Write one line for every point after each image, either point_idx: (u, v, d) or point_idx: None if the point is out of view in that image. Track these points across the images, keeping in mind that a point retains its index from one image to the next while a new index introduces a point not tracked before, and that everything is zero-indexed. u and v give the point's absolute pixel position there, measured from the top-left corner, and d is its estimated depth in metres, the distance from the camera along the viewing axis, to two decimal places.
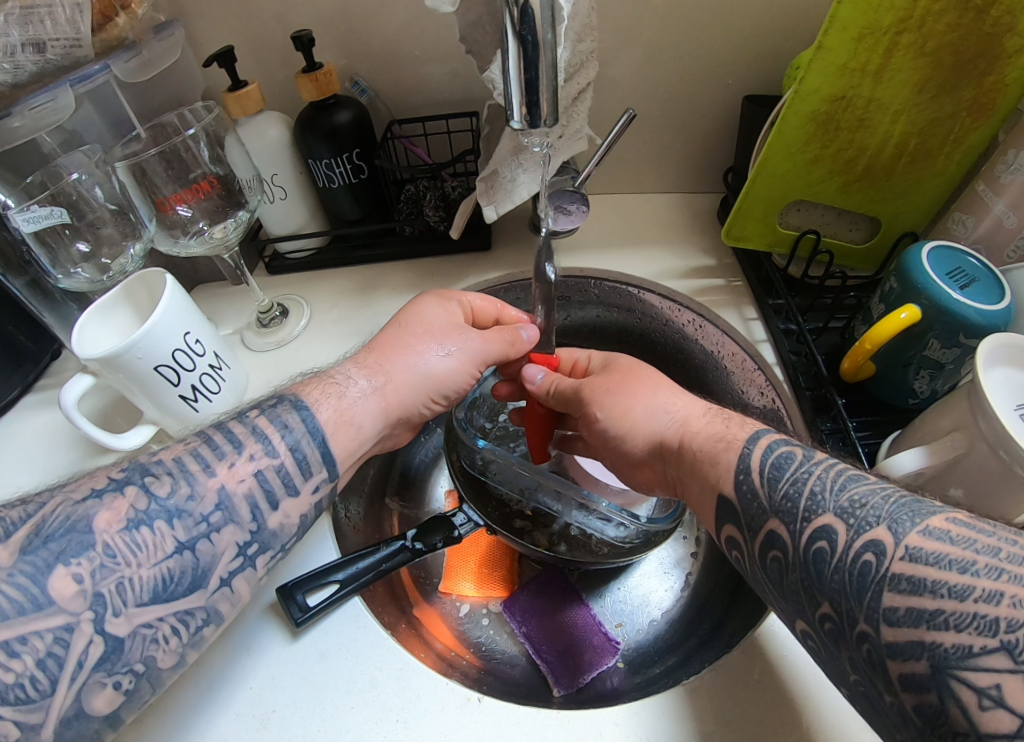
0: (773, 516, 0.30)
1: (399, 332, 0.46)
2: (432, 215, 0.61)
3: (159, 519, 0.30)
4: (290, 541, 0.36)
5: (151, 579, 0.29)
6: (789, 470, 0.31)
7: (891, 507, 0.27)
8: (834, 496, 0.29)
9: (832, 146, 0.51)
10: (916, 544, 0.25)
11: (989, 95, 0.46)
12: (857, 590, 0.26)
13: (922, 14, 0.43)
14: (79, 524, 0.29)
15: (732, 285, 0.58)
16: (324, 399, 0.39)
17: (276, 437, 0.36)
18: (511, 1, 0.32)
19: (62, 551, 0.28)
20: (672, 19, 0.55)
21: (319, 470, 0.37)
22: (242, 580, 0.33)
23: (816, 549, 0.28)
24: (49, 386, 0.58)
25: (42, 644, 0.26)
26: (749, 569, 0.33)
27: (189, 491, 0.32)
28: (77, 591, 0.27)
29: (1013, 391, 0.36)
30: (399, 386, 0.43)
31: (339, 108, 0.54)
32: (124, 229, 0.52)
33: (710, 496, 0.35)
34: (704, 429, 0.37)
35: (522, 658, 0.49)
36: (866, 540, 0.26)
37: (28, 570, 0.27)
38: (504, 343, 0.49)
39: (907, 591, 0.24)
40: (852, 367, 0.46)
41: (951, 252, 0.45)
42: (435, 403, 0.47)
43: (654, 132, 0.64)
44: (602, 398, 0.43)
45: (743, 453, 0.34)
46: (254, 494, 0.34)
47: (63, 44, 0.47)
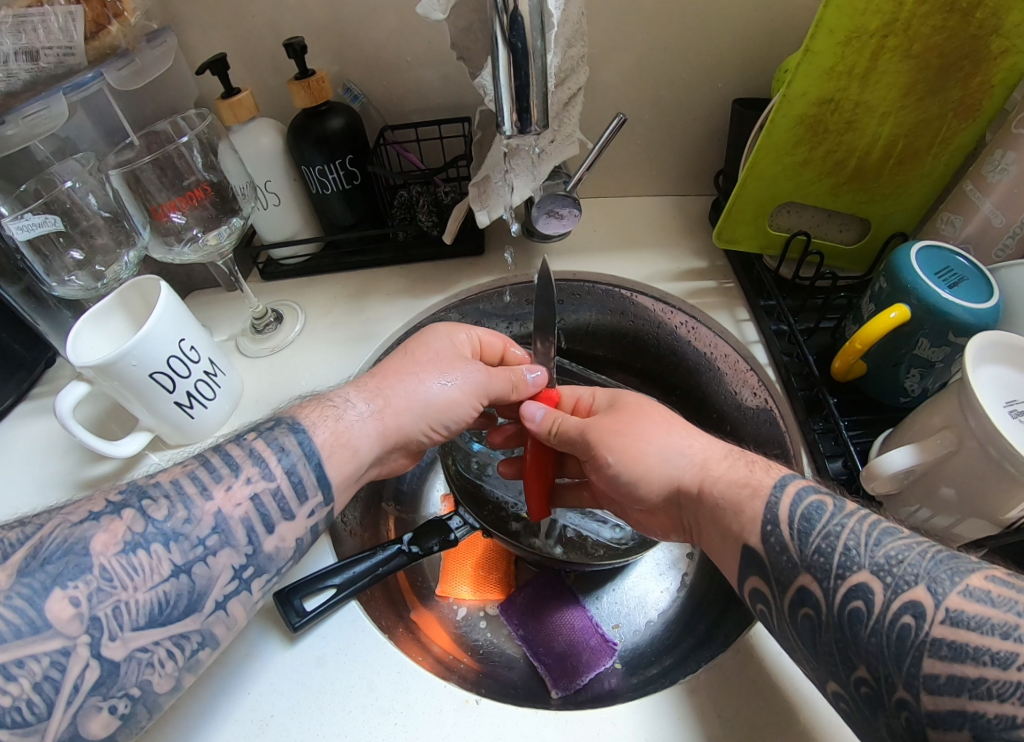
0: (804, 572, 0.30)
1: (421, 352, 0.48)
2: (425, 220, 0.61)
3: (156, 542, 0.31)
4: (287, 565, 0.37)
5: (147, 602, 0.30)
6: (819, 523, 0.31)
7: (928, 565, 0.28)
8: (869, 552, 0.29)
9: (820, 148, 0.52)
10: (957, 607, 0.26)
11: (975, 96, 0.47)
12: (896, 654, 0.26)
13: (907, 17, 0.43)
14: (76, 546, 0.29)
15: (724, 286, 0.59)
16: (321, 421, 0.40)
17: (273, 460, 0.36)
18: (500, 8, 0.32)
19: (60, 573, 0.28)
20: (661, 24, 0.56)
21: (315, 494, 0.37)
22: (238, 603, 0.34)
23: (850, 609, 0.28)
24: (44, 394, 0.58)
25: (38, 667, 0.26)
26: (775, 623, 0.33)
27: (186, 515, 0.32)
28: (74, 614, 0.28)
29: (1001, 388, 0.36)
30: (401, 410, 0.44)
31: (332, 114, 0.54)
32: (118, 237, 0.53)
33: (734, 548, 0.35)
34: (724, 473, 0.37)
35: (520, 661, 0.49)
36: (904, 601, 0.27)
37: (25, 593, 0.27)
38: (509, 381, 0.49)
39: (948, 657, 0.25)
40: (843, 366, 0.47)
41: (939, 252, 0.46)
42: (436, 431, 0.47)
43: (645, 135, 0.65)
44: (611, 442, 0.42)
45: (769, 503, 0.33)
46: (251, 517, 0.34)
47: (56, 52, 0.48)
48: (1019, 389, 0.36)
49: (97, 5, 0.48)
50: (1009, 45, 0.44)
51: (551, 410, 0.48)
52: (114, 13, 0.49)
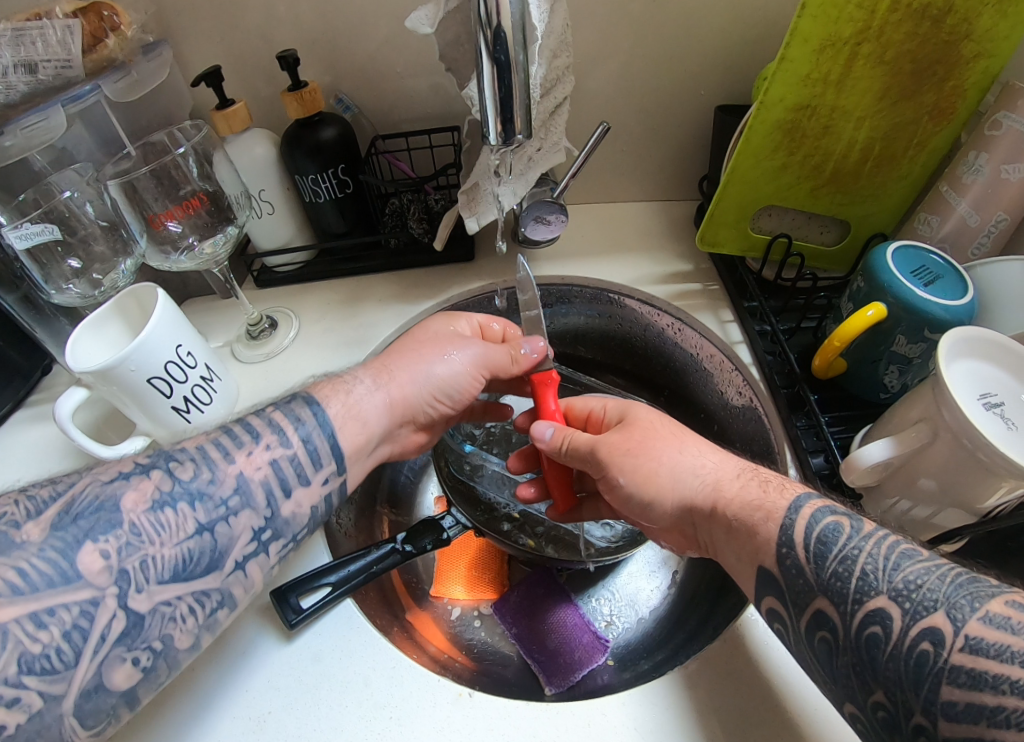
0: (821, 595, 0.29)
1: (420, 336, 0.49)
2: (415, 227, 0.62)
3: (182, 500, 0.32)
4: (301, 531, 0.38)
5: (173, 557, 0.31)
6: (836, 546, 0.30)
7: (948, 589, 0.26)
8: (887, 576, 0.28)
9: (799, 153, 0.53)
10: (976, 633, 0.24)
11: (949, 99, 0.49)
12: (914, 681, 0.25)
13: (879, 26, 0.45)
14: (107, 503, 0.30)
15: (709, 288, 0.60)
16: (334, 396, 0.41)
17: (291, 429, 0.37)
18: (484, 24, 0.34)
19: (91, 528, 0.29)
20: (645, 34, 0.57)
21: (329, 462, 0.38)
22: (255, 565, 0.35)
23: (867, 633, 0.27)
24: (41, 401, 0.59)
25: (68, 616, 0.27)
26: (794, 644, 0.32)
27: (210, 475, 0.33)
28: (104, 567, 0.28)
29: (974, 380, 0.37)
30: (404, 383, 0.45)
31: (324, 125, 0.56)
32: (115, 246, 0.54)
33: (750, 570, 0.33)
34: (737, 494, 0.35)
35: (515, 658, 0.50)
36: (922, 627, 0.25)
37: (59, 544, 0.28)
38: (509, 352, 0.50)
39: (966, 685, 0.23)
40: (823, 362, 0.48)
41: (915, 252, 0.47)
42: (440, 401, 0.48)
43: (630, 142, 0.66)
44: (621, 462, 0.39)
45: (783, 526, 0.32)
46: (270, 481, 0.35)
47: (54, 65, 0.49)
48: (992, 381, 0.37)
49: (94, 19, 0.50)
50: (979, 50, 0.46)
51: (562, 427, 0.46)
52: (111, 27, 0.51)
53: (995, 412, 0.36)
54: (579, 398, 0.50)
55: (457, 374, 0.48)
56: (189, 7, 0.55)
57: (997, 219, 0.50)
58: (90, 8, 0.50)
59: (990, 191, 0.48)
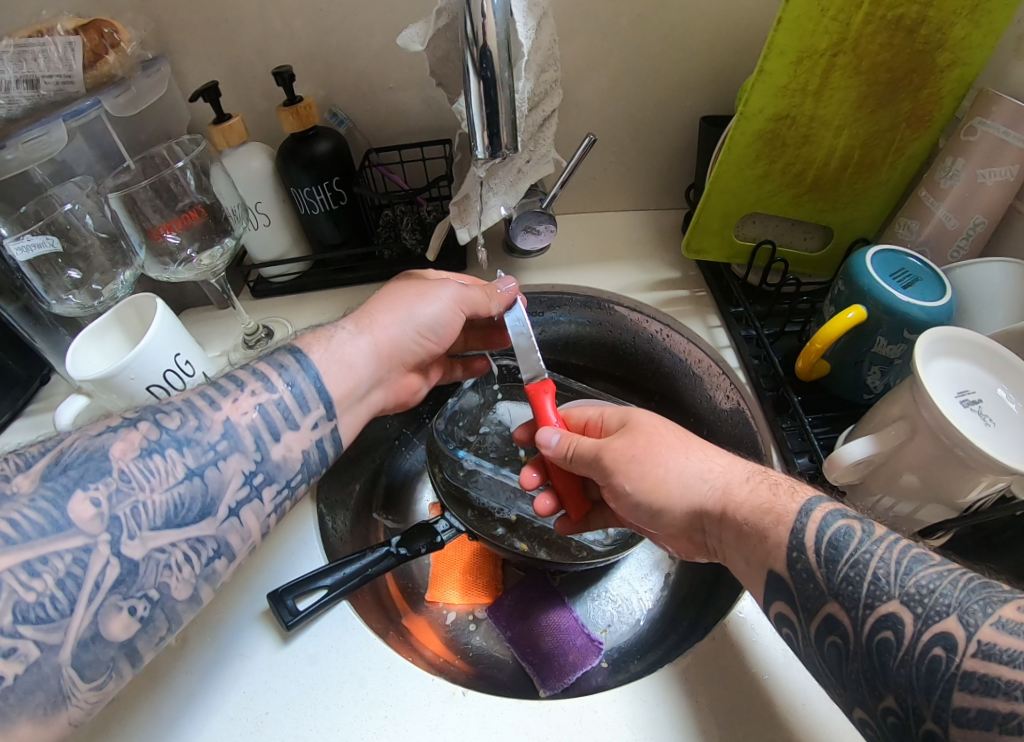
0: (832, 599, 0.28)
1: (403, 284, 0.50)
2: (409, 237, 0.64)
3: (170, 447, 0.33)
4: (295, 478, 0.38)
5: (163, 504, 0.32)
6: (847, 550, 0.29)
7: (961, 594, 0.26)
8: (899, 580, 0.27)
9: (779, 161, 0.54)
10: (990, 639, 0.23)
11: (925, 107, 0.50)
12: (925, 687, 0.24)
13: (853, 38, 0.46)
14: (96, 453, 0.31)
15: (697, 295, 0.62)
16: (315, 344, 0.42)
17: (276, 375, 0.39)
18: (471, 42, 0.35)
19: (81, 477, 0.30)
20: (630, 49, 0.59)
21: (317, 405, 0.39)
22: (250, 512, 0.36)
23: (879, 639, 0.26)
24: (40, 410, 0.60)
25: (62, 564, 0.28)
26: (802, 650, 0.31)
27: (198, 423, 0.35)
28: (95, 514, 0.29)
29: (952, 380, 0.38)
30: (387, 328, 0.46)
31: (319, 138, 0.57)
32: (114, 258, 0.55)
33: (758, 575, 0.33)
34: (748, 499, 0.34)
35: (509, 661, 0.51)
36: (934, 632, 0.25)
37: (49, 494, 0.29)
38: (484, 288, 0.51)
39: (978, 691, 0.23)
40: (806, 366, 0.49)
41: (893, 254, 0.49)
42: (428, 341, 0.49)
43: (618, 154, 0.68)
44: (628, 469, 0.40)
45: (795, 530, 0.31)
46: (258, 425, 0.36)
47: (55, 80, 0.50)
48: (969, 379, 0.39)
49: (95, 36, 0.51)
50: (954, 58, 0.47)
51: (567, 433, 0.46)
52: (111, 43, 0.52)
53: (971, 409, 0.37)
54: (578, 406, 0.51)
55: (442, 317, 0.49)
56: (187, 23, 0.56)
57: (975, 222, 0.51)
58: (91, 25, 0.51)
59: (968, 195, 0.50)
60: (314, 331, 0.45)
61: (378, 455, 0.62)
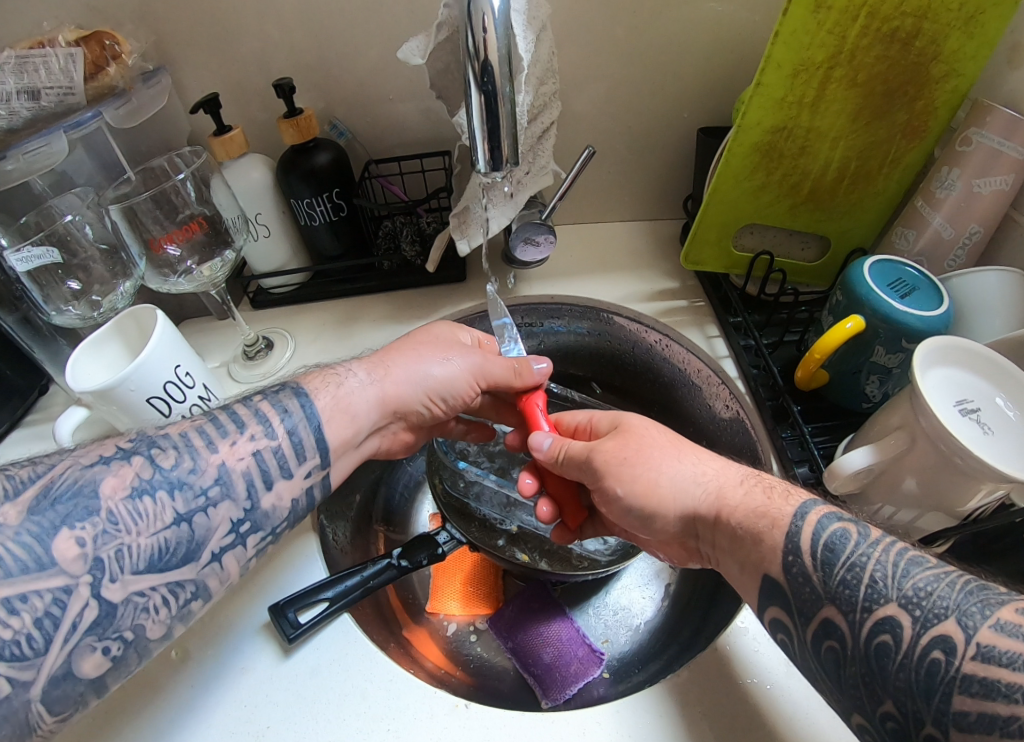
0: (829, 604, 0.28)
1: (423, 333, 0.51)
2: (409, 250, 0.64)
3: (161, 488, 0.32)
4: (281, 525, 0.38)
5: (148, 547, 0.31)
6: (844, 553, 0.29)
7: (959, 596, 0.26)
8: (897, 584, 0.27)
9: (777, 173, 0.55)
10: (989, 641, 0.23)
11: (920, 118, 0.51)
12: (925, 691, 0.24)
13: (849, 51, 0.47)
14: (86, 488, 0.31)
15: (695, 305, 0.62)
16: (324, 388, 0.42)
17: (276, 421, 0.38)
18: (472, 56, 0.36)
19: (68, 514, 0.30)
20: (628, 61, 0.59)
21: (313, 456, 0.39)
22: (233, 558, 0.35)
23: (877, 642, 0.26)
24: (38, 421, 0.59)
25: (40, 603, 0.28)
26: (798, 655, 0.31)
27: (192, 465, 0.34)
28: (79, 554, 0.29)
29: (950, 388, 0.39)
30: (400, 382, 0.47)
31: (319, 150, 0.57)
32: (114, 269, 0.55)
33: (754, 578, 0.33)
34: (742, 503, 0.34)
35: (510, 671, 0.51)
36: (934, 635, 0.25)
37: (34, 530, 0.29)
38: (509, 366, 0.51)
39: (980, 695, 0.23)
40: (806, 375, 0.49)
41: (890, 264, 0.49)
42: (434, 403, 0.50)
43: (616, 165, 0.68)
44: (619, 473, 0.40)
45: (790, 531, 0.31)
46: (251, 472, 0.36)
47: (57, 92, 0.50)
48: (966, 387, 0.39)
49: (96, 48, 0.51)
50: (948, 70, 0.48)
51: (559, 438, 0.47)
52: (112, 55, 0.52)
53: (970, 417, 0.37)
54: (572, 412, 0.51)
55: (451, 380, 0.49)
56: (188, 36, 0.57)
57: (971, 231, 0.51)
58: (92, 38, 0.51)
59: (964, 205, 0.50)
60: (322, 370, 0.45)
61: (378, 466, 0.62)
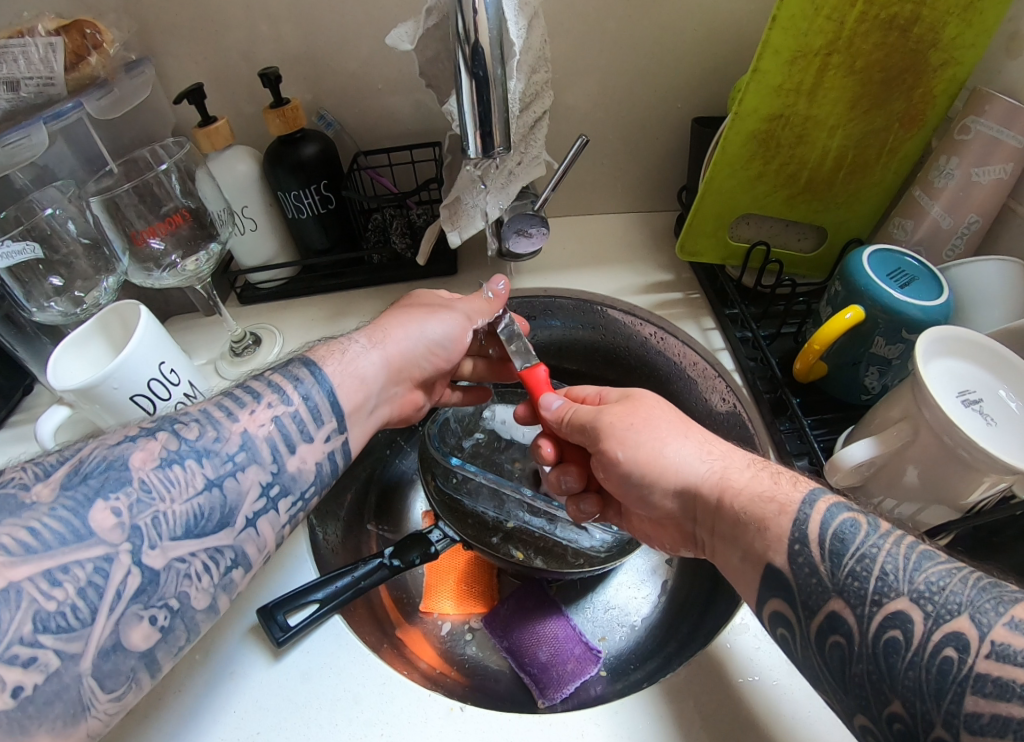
0: (836, 596, 0.27)
1: (410, 300, 0.51)
2: (398, 242, 0.63)
3: (189, 457, 0.32)
4: (310, 490, 0.37)
5: (183, 514, 0.31)
6: (853, 544, 0.28)
7: (971, 592, 0.25)
8: (908, 577, 0.26)
9: (773, 163, 0.54)
10: (1004, 639, 0.23)
11: (918, 108, 0.50)
12: (935, 691, 0.23)
13: (847, 37, 0.46)
14: (115, 462, 0.30)
15: (690, 297, 0.62)
16: (330, 357, 0.42)
17: (291, 388, 0.38)
18: (463, 39, 0.35)
19: (101, 486, 0.29)
20: (622, 50, 0.58)
21: (330, 419, 0.39)
22: (267, 522, 0.35)
23: (886, 638, 0.25)
24: (22, 421, 0.58)
25: (82, 573, 0.27)
26: (798, 652, 0.30)
27: (215, 434, 0.34)
28: (116, 523, 0.28)
29: (952, 379, 0.38)
30: (399, 342, 0.47)
31: (306, 141, 0.56)
32: (96, 264, 0.53)
33: (757, 569, 0.32)
34: (748, 486, 0.34)
35: (506, 672, 0.50)
36: (946, 632, 0.24)
37: (69, 503, 0.28)
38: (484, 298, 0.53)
39: (993, 695, 0.22)
40: (805, 367, 0.49)
41: (889, 254, 0.48)
42: (436, 356, 0.50)
43: (610, 157, 0.67)
44: (624, 437, 0.39)
45: (797, 519, 0.30)
46: (275, 437, 0.35)
47: (36, 82, 0.49)
48: (970, 379, 0.38)
49: (77, 38, 0.49)
50: (946, 58, 0.47)
51: (569, 403, 0.47)
52: (93, 45, 0.50)
53: (973, 408, 0.36)
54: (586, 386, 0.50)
55: (450, 332, 0.50)
56: (172, 26, 0.55)
57: (970, 221, 0.51)
58: (73, 26, 0.49)
59: (962, 194, 0.50)
60: (327, 343, 0.45)
61: (369, 465, 0.61)
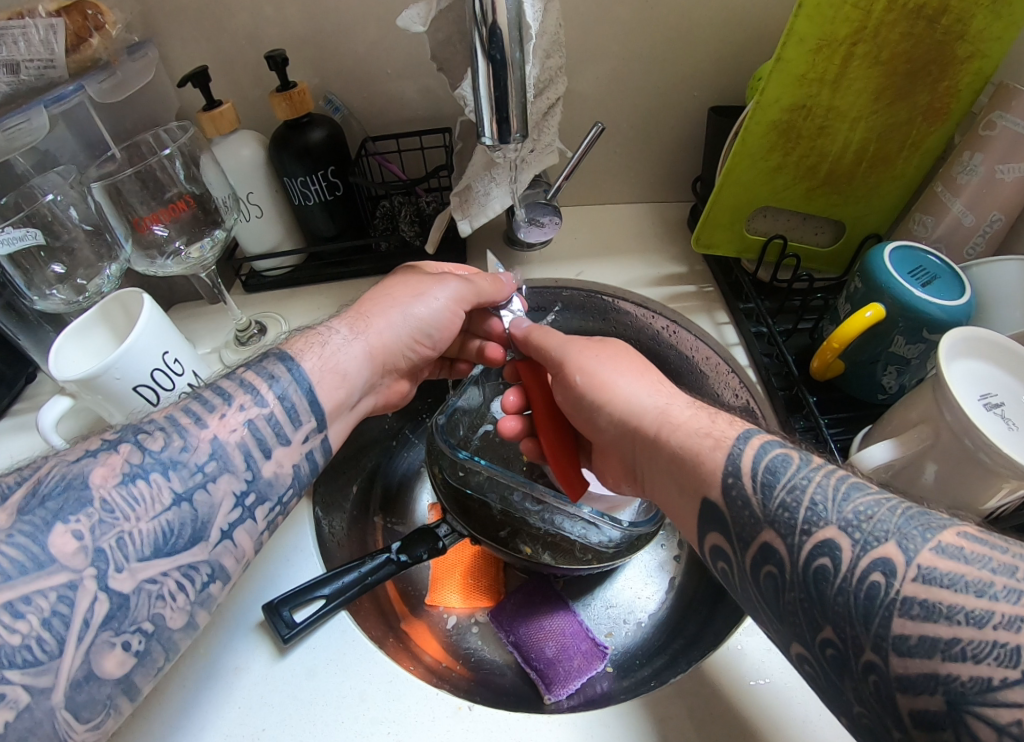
0: (767, 528, 0.27)
1: (399, 283, 0.50)
2: (408, 230, 0.62)
3: (154, 471, 0.31)
4: (288, 493, 0.37)
5: (151, 532, 0.30)
6: (785, 475, 0.28)
7: (899, 520, 0.24)
8: (836, 507, 0.25)
9: (794, 155, 0.53)
10: (930, 563, 0.22)
11: (943, 101, 0.49)
12: (864, 615, 0.22)
13: (873, 25, 0.44)
14: (75, 480, 0.29)
15: (704, 290, 0.60)
16: (308, 350, 0.41)
17: (265, 388, 0.37)
18: (480, 21, 0.33)
19: (60, 509, 0.28)
20: (638, 37, 0.57)
21: (308, 420, 0.38)
22: (244, 532, 0.34)
23: (816, 566, 0.24)
24: (24, 410, 0.57)
25: (47, 602, 0.26)
26: (737, 585, 0.29)
27: (182, 443, 0.33)
28: (78, 548, 0.28)
29: (974, 379, 0.37)
30: (382, 331, 0.46)
31: (312, 126, 0.55)
32: (100, 250, 0.53)
33: (692, 501, 0.31)
34: (686, 422, 0.34)
35: (512, 667, 0.49)
36: (874, 557, 0.23)
37: (27, 528, 0.27)
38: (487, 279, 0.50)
39: (919, 617, 0.21)
40: (821, 366, 0.47)
41: (911, 252, 0.47)
42: (421, 345, 0.49)
43: (623, 145, 0.66)
44: (583, 363, 0.41)
45: (731, 453, 0.30)
46: (247, 442, 0.35)
47: (36, 65, 0.48)
48: (992, 381, 0.37)
49: (78, 18, 0.48)
50: (974, 49, 0.45)
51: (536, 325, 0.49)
52: (95, 25, 0.49)
53: (995, 411, 0.35)
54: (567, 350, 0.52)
55: (436, 314, 0.48)
56: (176, 8, 0.54)
57: (992, 219, 0.49)
58: (74, 7, 0.48)
59: (985, 190, 0.48)
60: (304, 333, 0.43)
61: (374, 455, 0.61)
